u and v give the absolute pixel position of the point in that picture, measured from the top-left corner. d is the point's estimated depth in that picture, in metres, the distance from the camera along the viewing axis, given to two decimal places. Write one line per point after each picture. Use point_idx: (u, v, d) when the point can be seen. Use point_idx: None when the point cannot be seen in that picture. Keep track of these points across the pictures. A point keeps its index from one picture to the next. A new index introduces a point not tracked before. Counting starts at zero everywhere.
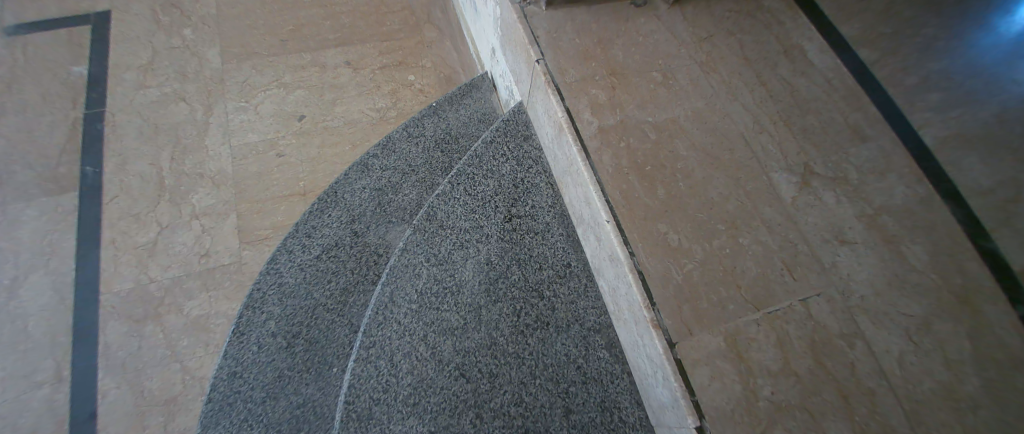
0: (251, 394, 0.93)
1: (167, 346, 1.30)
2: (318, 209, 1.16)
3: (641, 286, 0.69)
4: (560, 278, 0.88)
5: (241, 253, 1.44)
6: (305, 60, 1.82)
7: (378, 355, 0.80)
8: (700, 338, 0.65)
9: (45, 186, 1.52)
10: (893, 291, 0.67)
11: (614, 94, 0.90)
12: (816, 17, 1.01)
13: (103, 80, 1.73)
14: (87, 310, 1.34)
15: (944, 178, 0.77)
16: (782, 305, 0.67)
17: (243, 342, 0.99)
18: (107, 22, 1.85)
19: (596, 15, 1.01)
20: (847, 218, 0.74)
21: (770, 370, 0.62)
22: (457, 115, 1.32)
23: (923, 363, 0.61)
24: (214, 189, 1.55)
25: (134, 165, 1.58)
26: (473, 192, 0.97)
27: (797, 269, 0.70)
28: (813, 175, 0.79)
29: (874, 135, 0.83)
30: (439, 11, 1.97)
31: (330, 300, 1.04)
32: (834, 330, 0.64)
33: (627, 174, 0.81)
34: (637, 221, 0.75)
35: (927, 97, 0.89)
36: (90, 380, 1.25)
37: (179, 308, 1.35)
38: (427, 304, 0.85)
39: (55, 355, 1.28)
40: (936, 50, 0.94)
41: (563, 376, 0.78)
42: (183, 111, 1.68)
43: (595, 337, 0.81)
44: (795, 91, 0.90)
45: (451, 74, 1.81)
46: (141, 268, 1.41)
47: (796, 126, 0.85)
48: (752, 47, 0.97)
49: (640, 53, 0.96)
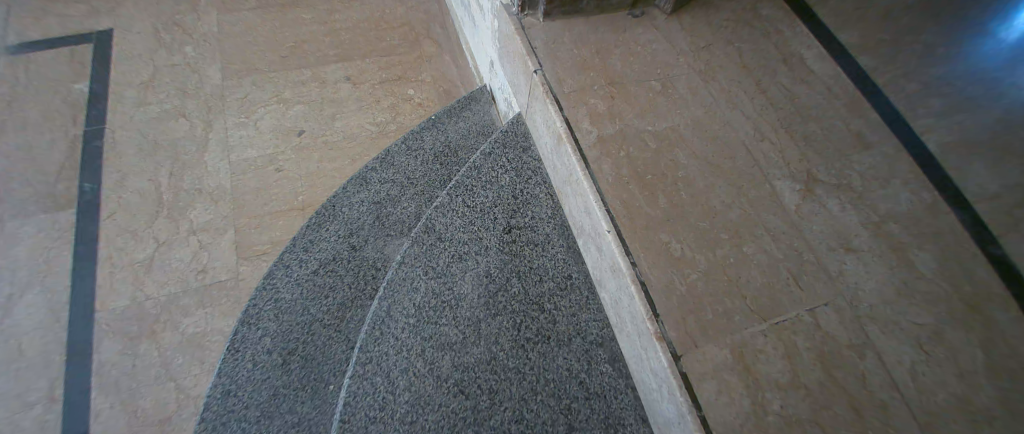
0: (245, 413, 0.91)
1: (162, 364, 1.27)
2: (316, 223, 1.16)
3: (644, 297, 0.67)
4: (561, 290, 0.86)
5: (238, 269, 1.43)
6: (304, 76, 1.83)
7: (375, 371, 0.78)
8: (705, 350, 0.63)
9: (42, 203, 1.52)
10: (901, 299, 0.65)
11: (613, 103, 0.90)
12: (814, 25, 1.01)
13: (104, 97, 1.73)
14: (82, 328, 1.32)
15: (948, 184, 0.76)
16: (789, 315, 0.65)
17: (239, 360, 0.98)
18: (109, 40, 1.87)
19: (595, 26, 1.01)
20: (851, 225, 0.73)
21: (778, 383, 0.60)
22: (456, 128, 1.32)
23: (936, 374, 0.59)
24: (213, 205, 1.54)
25: (133, 181, 1.57)
26: (472, 204, 0.96)
27: (803, 278, 0.68)
28: (816, 183, 0.78)
29: (876, 142, 0.82)
30: (438, 27, 1.99)
31: (327, 316, 1.02)
32: (843, 341, 0.62)
33: (627, 183, 0.80)
34: (638, 231, 0.74)
35: (929, 102, 0.88)
36: (83, 400, 1.22)
37: (175, 326, 1.33)
38: (425, 318, 0.83)
39: (48, 375, 1.26)
40: (934, 57, 0.94)
41: (565, 392, 0.75)
42: (183, 127, 1.69)
43: (599, 351, 0.79)
44: (796, 99, 0.89)
45: (450, 87, 1.82)
46: (137, 285, 1.39)
47: (797, 133, 0.85)
48: (751, 55, 0.97)
49: (638, 62, 0.96)
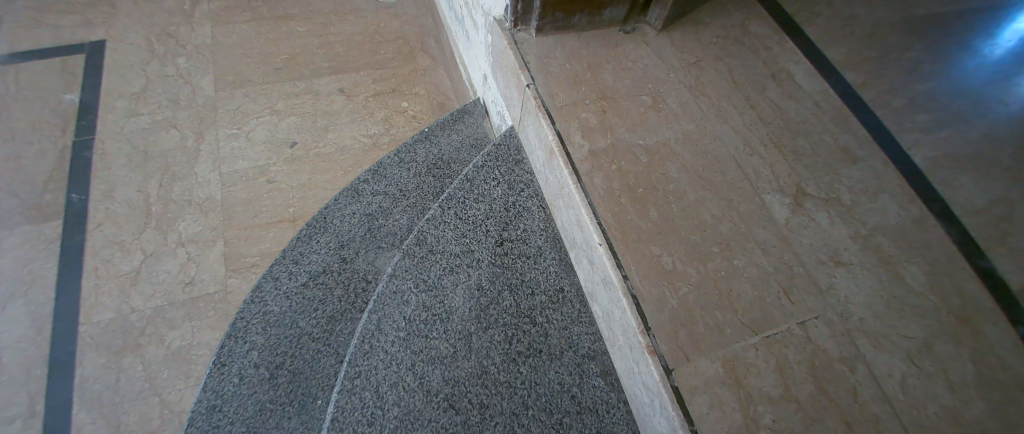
0: (230, 429, 0.89)
1: (146, 379, 1.24)
2: (306, 235, 1.15)
3: (636, 311, 0.67)
4: (553, 304, 0.85)
5: (227, 281, 1.41)
6: (298, 88, 1.84)
7: (363, 385, 0.77)
8: (697, 364, 0.62)
9: (28, 214, 1.49)
10: (891, 312, 0.65)
11: (605, 117, 0.91)
12: (801, 43, 1.03)
13: (94, 108, 1.72)
14: (65, 342, 1.29)
15: (934, 198, 0.77)
16: (780, 328, 0.65)
17: (224, 374, 0.96)
18: (101, 50, 1.87)
19: (586, 42, 1.03)
20: (841, 239, 0.74)
21: (770, 397, 0.60)
22: (448, 140, 1.32)
23: (927, 387, 0.59)
24: (202, 216, 1.52)
25: (122, 191, 1.56)
26: (463, 216, 0.96)
27: (794, 291, 0.69)
28: (805, 196, 0.79)
29: (864, 157, 0.84)
30: (433, 41, 2.01)
31: (316, 329, 1.00)
32: (834, 354, 0.62)
33: (618, 196, 0.80)
34: (630, 243, 0.74)
35: (915, 118, 0.90)
36: (63, 416, 1.19)
37: (161, 339, 1.30)
38: (415, 332, 0.82)
39: (28, 390, 1.22)
40: (916, 75, 0.97)
41: (556, 406, 0.74)
42: (174, 137, 1.68)
43: (590, 365, 0.78)
44: (785, 114, 0.91)
45: (444, 100, 1.84)
46: (122, 298, 1.36)
47: (786, 147, 0.86)
48: (740, 71, 0.98)
49: (629, 77, 0.97)
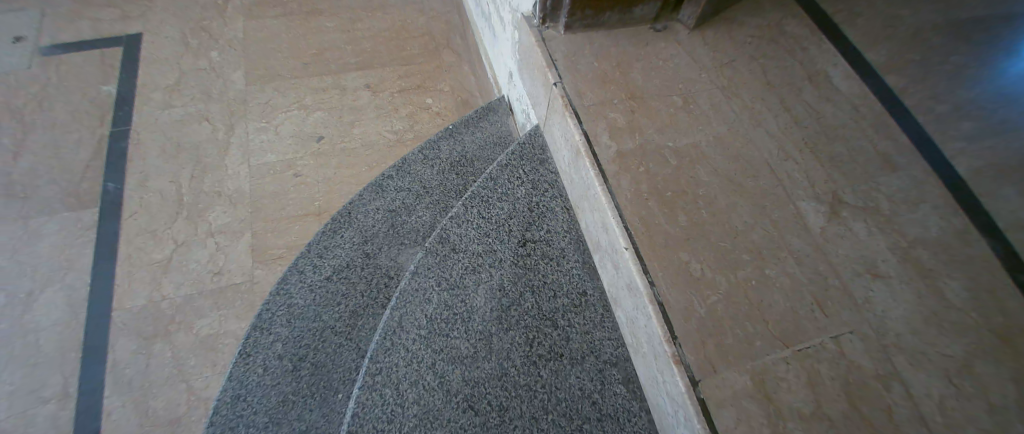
0: (254, 419, 0.91)
1: (175, 364, 1.28)
2: (331, 229, 1.16)
3: (662, 319, 0.66)
4: (575, 307, 0.84)
5: (253, 272, 1.44)
6: (325, 83, 1.86)
7: (384, 382, 0.77)
8: (724, 376, 0.61)
9: (66, 202, 1.55)
10: (930, 329, 0.62)
11: (633, 117, 0.89)
12: (841, 43, 0.99)
13: (131, 100, 1.78)
14: (99, 326, 1.34)
15: (979, 210, 0.73)
16: (812, 342, 0.63)
17: (250, 364, 0.98)
18: (138, 43, 1.93)
19: (616, 40, 1.01)
20: (879, 250, 0.71)
21: (800, 413, 0.57)
22: (472, 138, 1.32)
23: (968, 409, 0.56)
24: (231, 208, 1.56)
25: (155, 182, 1.61)
26: (486, 216, 0.96)
27: (828, 304, 0.66)
28: (841, 205, 0.76)
29: (904, 165, 0.80)
30: (459, 37, 2.02)
31: (339, 323, 1.01)
32: (869, 371, 0.60)
33: (646, 199, 0.78)
34: (657, 249, 0.73)
35: (961, 125, 0.86)
36: (96, 398, 1.24)
37: (190, 326, 1.34)
38: (436, 331, 0.83)
39: (64, 371, 1.27)
40: (963, 79, 0.92)
41: (577, 412, 0.74)
42: (205, 130, 1.72)
43: (612, 371, 0.77)
44: (821, 117, 0.88)
45: (468, 97, 1.84)
46: (155, 285, 1.41)
47: (822, 153, 0.83)
48: (776, 73, 0.95)
49: (659, 77, 0.95)
